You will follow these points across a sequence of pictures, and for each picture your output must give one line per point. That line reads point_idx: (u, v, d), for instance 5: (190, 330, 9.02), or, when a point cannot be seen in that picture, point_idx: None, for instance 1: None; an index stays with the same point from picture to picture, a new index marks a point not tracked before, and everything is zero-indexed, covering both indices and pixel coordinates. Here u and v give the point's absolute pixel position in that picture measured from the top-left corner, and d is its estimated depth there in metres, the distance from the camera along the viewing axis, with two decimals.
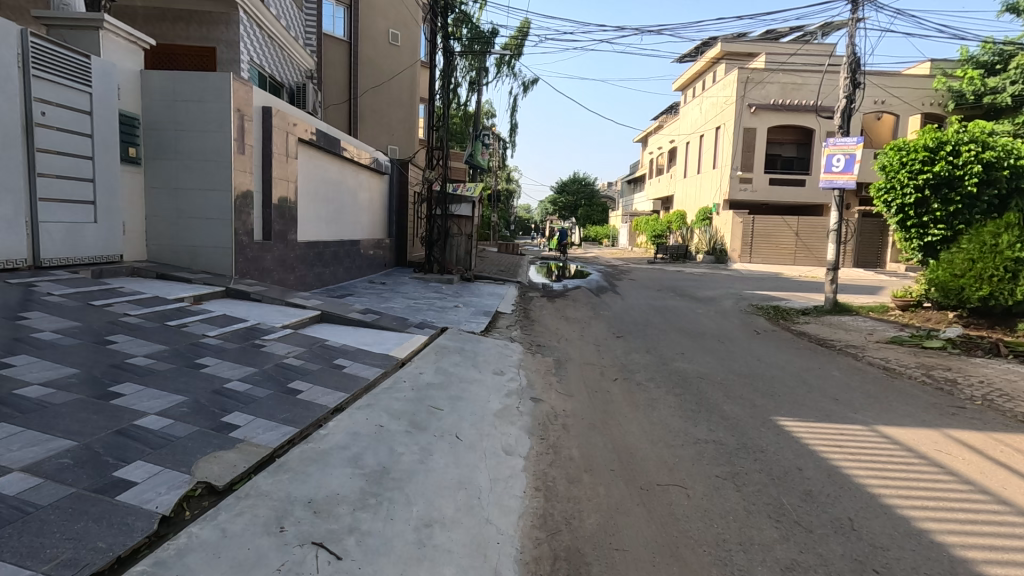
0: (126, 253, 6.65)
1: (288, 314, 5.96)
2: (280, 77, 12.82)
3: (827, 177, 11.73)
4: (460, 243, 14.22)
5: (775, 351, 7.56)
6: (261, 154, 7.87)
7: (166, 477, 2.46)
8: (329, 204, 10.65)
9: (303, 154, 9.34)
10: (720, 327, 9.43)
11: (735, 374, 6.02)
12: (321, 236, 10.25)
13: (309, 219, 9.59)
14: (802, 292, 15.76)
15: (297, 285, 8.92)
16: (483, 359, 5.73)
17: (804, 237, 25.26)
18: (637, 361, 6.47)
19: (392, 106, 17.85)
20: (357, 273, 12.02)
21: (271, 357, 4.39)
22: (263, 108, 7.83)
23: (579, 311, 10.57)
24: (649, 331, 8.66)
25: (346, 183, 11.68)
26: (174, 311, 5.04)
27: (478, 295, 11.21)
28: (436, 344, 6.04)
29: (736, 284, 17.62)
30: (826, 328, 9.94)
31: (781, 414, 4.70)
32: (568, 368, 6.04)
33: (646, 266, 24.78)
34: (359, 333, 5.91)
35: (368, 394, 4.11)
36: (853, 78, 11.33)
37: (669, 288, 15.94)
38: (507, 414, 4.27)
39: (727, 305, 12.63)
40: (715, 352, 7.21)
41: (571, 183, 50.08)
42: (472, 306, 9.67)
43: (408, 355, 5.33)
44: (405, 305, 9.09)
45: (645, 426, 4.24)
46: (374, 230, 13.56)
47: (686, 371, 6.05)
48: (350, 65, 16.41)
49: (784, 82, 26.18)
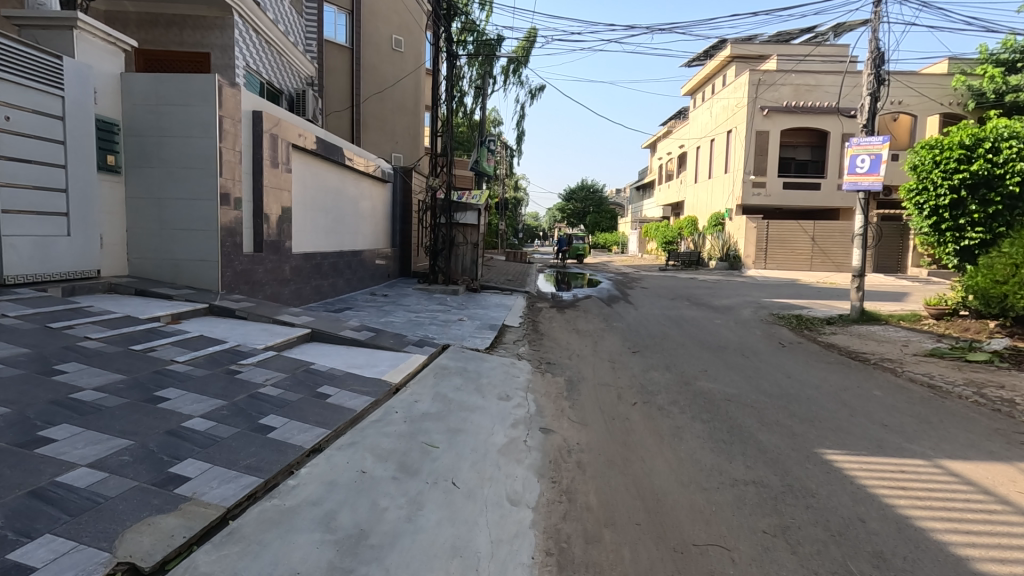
0: (105, 267, 6.20)
1: (274, 334, 5.46)
2: (278, 83, 12.47)
3: (850, 179, 11.14)
4: (466, 252, 13.62)
5: (806, 366, 6.95)
6: (251, 161, 7.41)
7: (77, 558, 1.95)
8: (328, 214, 10.21)
9: (299, 162, 8.90)
10: (741, 339, 8.83)
11: (766, 395, 5.43)
12: (319, 247, 9.77)
13: (305, 229, 9.13)
14: (823, 299, 15.10)
15: (292, 299, 8.44)
16: (487, 382, 5.19)
17: (820, 242, 24.53)
18: (656, 381, 5.91)
19: (395, 113, 17.54)
20: (358, 285, 11.54)
21: (244, 386, 3.88)
22: (253, 113, 7.37)
23: (590, 322, 10.02)
24: (667, 344, 8.07)
25: (347, 192, 11.24)
26: (144, 333, 4.54)
27: (484, 308, 10.69)
28: (436, 365, 5.51)
29: (752, 292, 16.98)
30: (855, 339, 9.30)
31: (825, 444, 4.12)
32: (580, 390, 5.48)
33: (658, 274, 24.19)
34: (351, 354, 5.39)
35: (352, 429, 3.58)
36: (877, 74, 10.77)
37: (683, 297, 15.32)
38: (512, 451, 3.73)
39: (746, 315, 12.00)
40: (740, 368, 6.62)
41: (579, 190, 49.60)
42: (477, 319, 9.15)
43: (403, 379, 4.80)
44: (406, 319, 8.57)
45: (671, 463, 3.67)
46: (376, 240, 13.10)
47: (711, 392, 5.47)
48: (352, 71, 16.07)
49: (796, 84, 25.67)
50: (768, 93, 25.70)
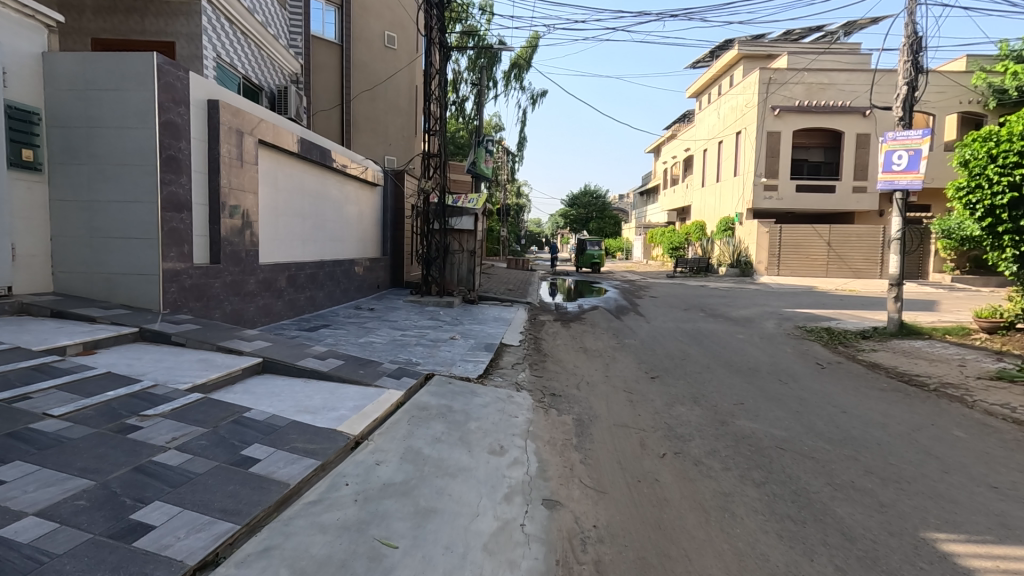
0: (19, 283, 5.17)
1: (212, 366, 4.38)
2: (258, 79, 11.53)
3: (886, 177, 10.12)
4: (461, 261, 12.50)
5: (859, 396, 5.84)
6: (206, 157, 6.36)
7: None
8: (307, 219, 9.23)
9: (271, 161, 7.91)
10: (773, 360, 7.73)
11: (826, 441, 4.32)
12: (295, 256, 8.72)
13: (278, 236, 8.08)
14: (849, 309, 13.99)
15: (259, 316, 7.39)
16: (476, 428, 4.12)
17: (837, 247, 23.41)
18: (686, 420, 4.81)
19: (389, 113, 16.59)
20: (342, 299, 10.49)
21: (135, 453, 2.80)
22: (209, 102, 6.33)
23: (599, 339, 8.94)
24: (689, 368, 6.96)
25: (329, 195, 10.20)
26: (27, 373, 3.48)
27: (481, 323, 9.62)
28: (413, 405, 4.43)
29: (769, 301, 15.87)
30: (901, 357, 8.19)
31: (932, 526, 3.03)
32: (593, 434, 4.39)
33: (666, 281, 23.09)
34: (308, 391, 4.31)
35: (276, 522, 2.51)
36: (916, 61, 9.78)
37: (697, 307, 14.25)
38: (505, 546, 2.66)
39: (770, 328, 10.90)
40: (782, 400, 5.51)
41: (583, 196, 48.57)
42: (471, 337, 8.06)
43: (367, 427, 3.73)
44: (389, 339, 7.48)
45: (730, 565, 2.59)
46: (364, 247, 12.06)
47: (757, 438, 4.36)
48: (342, 69, 15.12)
49: (808, 83, 24.60)
50: (779, 93, 24.68)
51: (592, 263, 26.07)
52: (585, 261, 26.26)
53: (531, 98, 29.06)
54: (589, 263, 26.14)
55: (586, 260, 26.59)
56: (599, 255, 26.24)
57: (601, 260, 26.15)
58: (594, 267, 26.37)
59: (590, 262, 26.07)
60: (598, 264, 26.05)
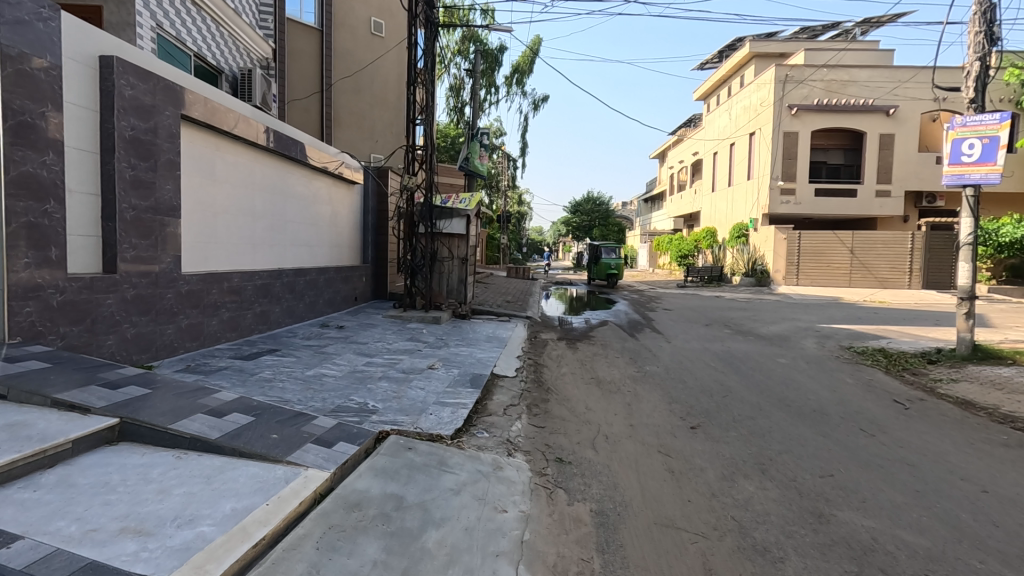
0: None
1: (17, 438, 2.74)
2: (215, 58, 9.96)
3: (953, 171, 8.53)
4: (451, 269, 10.96)
5: (988, 459, 4.19)
6: (95, 130, 4.78)
7: None
8: (260, 220, 7.61)
9: (205, 144, 6.28)
10: (838, 396, 6.04)
11: (1002, 564, 2.68)
12: (243, 264, 7.12)
13: (216, 240, 6.51)
14: (892, 324, 12.32)
15: (181, 340, 5.77)
16: (435, 553, 2.49)
17: (861, 255, 21.75)
18: (763, 514, 3.16)
19: (375, 107, 15.00)
20: (307, 315, 8.84)
21: None
22: (103, 60, 4.79)
23: (614, 366, 7.31)
24: (738, 411, 5.29)
25: (292, 192, 8.61)
26: None
27: (470, 345, 7.96)
28: (340, 501, 2.81)
29: (798, 314, 14.19)
30: (993, 391, 6.54)
31: None
32: (625, 547, 2.76)
33: (677, 292, 21.48)
34: (165, 483, 2.67)
35: None
36: (990, 32, 8.19)
37: (719, 322, 12.60)
38: None
39: (812, 350, 9.25)
40: (887, 471, 3.85)
41: (585, 203, 47.03)
42: (453, 366, 6.40)
43: (231, 567, 2.11)
44: (349, 369, 5.85)
45: None
46: (339, 254, 10.47)
47: (888, 555, 2.73)
48: (322, 55, 13.58)
49: (828, 80, 23.06)
50: (796, 91, 23.19)
51: (609, 274, 22.42)
52: (600, 272, 22.58)
53: (533, 103, 27.74)
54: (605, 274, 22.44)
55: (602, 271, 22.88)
56: (617, 265, 22.57)
57: (620, 272, 22.53)
58: (610, 280, 22.64)
59: (606, 273, 22.37)
60: (615, 276, 22.38)
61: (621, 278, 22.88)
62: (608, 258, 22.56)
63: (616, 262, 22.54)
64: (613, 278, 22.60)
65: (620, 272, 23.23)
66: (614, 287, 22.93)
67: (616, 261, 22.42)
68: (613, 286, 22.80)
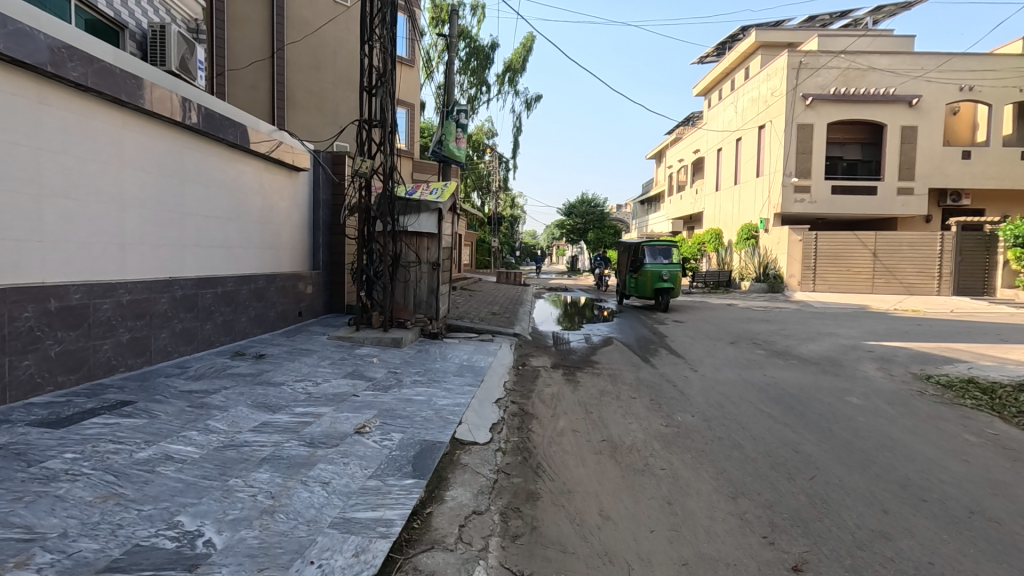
0: None
1: None
2: (110, 7, 7.73)
3: None
4: (419, 276, 8.79)
5: None
6: None
7: None
8: (137, 209, 5.45)
9: (19, 92, 4.16)
10: (986, 478, 3.86)
11: None
12: (100, 272, 4.96)
13: (40, 238, 4.38)
14: (952, 340, 10.22)
15: None
16: None
17: (883, 258, 19.84)
18: None
19: (339, 87, 12.77)
20: (220, 338, 6.67)
21: None
22: None
23: (632, 415, 5.18)
24: (856, 520, 3.15)
25: (198, 175, 6.41)
26: None
27: (432, 381, 5.80)
28: None
29: (833, 328, 12.04)
30: None
31: None
32: None
33: (684, 300, 19.39)
34: None
35: None
36: None
37: (744, 338, 10.49)
38: None
39: (879, 379, 7.15)
40: None
41: (580, 204, 44.69)
42: (395, 428, 4.22)
43: None
44: (217, 441, 3.67)
45: None
46: (275, 259, 8.24)
47: None
48: (271, 24, 11.43)
49: (844, 67, 21.15)
50: (811, 80, 21.26)
51: (658, 287, 16.20)
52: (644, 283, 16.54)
53: (526, 103, 25.94)
54: (652, 289, 16.23)
55: (647, 283, 16.59)
56: (669, 275, 16.29)
57: (674, 285, 16.30)
58: (660, 297, 16.33)
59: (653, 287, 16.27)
60: (667, 291, 16.15)
61: (676, 294, 16.54)
62: (655, 266, 16.46)
63: (670, 271, 16.37)
64: (664, 293, 16.25)
65: (676, 287, 16.74)
66: (663, 309, 16.41)
67: (669, 270, 16.27)
68: (664, 307, 16.39)
